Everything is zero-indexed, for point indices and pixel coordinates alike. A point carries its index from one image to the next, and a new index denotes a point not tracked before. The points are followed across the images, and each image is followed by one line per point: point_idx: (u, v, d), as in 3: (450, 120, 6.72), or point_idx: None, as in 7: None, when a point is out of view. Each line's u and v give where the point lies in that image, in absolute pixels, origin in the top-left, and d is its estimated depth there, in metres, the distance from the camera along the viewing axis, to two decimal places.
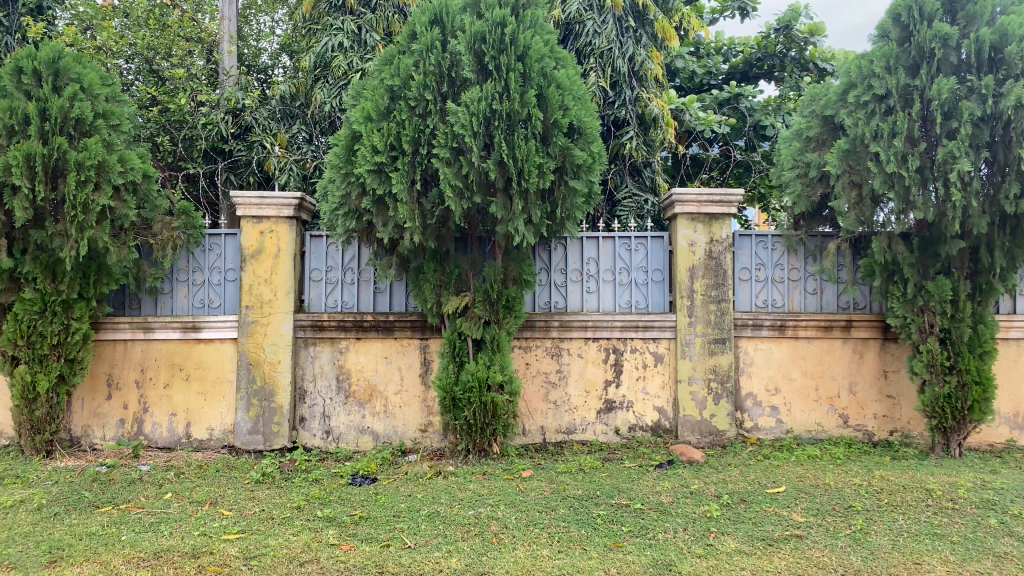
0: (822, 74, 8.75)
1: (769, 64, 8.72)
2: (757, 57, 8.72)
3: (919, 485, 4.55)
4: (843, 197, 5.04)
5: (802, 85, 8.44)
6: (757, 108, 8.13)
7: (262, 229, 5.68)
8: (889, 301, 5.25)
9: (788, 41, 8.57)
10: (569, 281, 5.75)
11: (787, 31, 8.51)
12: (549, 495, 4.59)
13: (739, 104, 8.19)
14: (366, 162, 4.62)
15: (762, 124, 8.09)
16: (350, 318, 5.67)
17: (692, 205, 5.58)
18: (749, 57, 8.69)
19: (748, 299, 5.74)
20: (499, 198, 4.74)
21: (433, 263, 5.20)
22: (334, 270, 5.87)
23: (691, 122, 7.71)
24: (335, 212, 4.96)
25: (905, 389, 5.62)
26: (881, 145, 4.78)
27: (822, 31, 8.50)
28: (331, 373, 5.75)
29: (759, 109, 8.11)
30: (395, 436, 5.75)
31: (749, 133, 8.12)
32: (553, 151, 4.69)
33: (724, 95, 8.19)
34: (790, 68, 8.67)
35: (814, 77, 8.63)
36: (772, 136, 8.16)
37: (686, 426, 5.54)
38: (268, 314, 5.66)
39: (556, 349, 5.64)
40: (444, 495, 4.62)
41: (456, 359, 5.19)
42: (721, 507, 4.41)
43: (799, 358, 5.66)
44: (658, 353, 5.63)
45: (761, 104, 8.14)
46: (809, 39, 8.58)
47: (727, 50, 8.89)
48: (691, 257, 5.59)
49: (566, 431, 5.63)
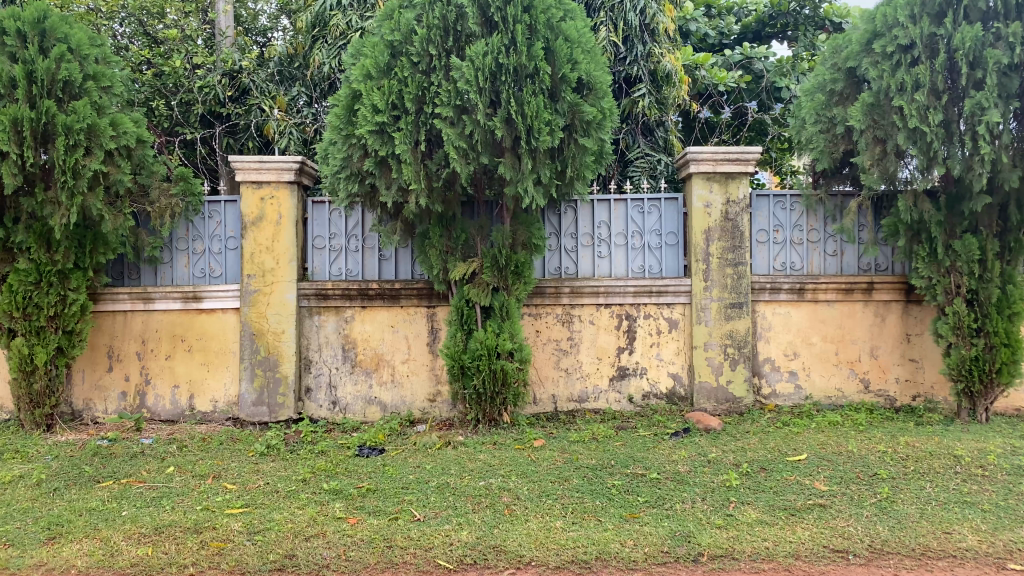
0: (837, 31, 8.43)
1: (783, 23, 8.42)
2: (769, 15, 8.42)
3: (946, 451, 4.37)
4: (866, 153, 4.81)
5: (817, 44, 8.15)
6: (771, 69, 7.81)
7: (262, 194, 5.50)
8: (913, 261, 5.05)
9: None
10: (580, 246, 5.56)
11: None
12: (563, 465, 4.44)
13: (753, 65, 7.90)
14: (367, 122, 4.44)
15: (776, 86, 7.80)
16: (355, 286, 5.50)
17: (708, 164, 5.37)
18: (761, 15, 8.38)
19: (766, 262, 5.56)
20: (507, 157, 4.55)
21: (439, 229, 5.00)
22: (338, 237, 5.70)
23: (702, 80, 7.56)
24: (336, 175, 4.79)
25: (929, 352, 5.42)
26: (904, 99, 4.56)
27: None
28: (336, 343, 5.61)
29: (774, 70, 7.82)
30: (403, 406, 5.61)
31: (762, 94, 7.84)
32: (562, 108, 4.51)
33: (737, 56, 7.90)
34: (804, 27, 8.38)
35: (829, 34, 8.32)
36: (787, 98, 7.83)
37: (701, 393, 5.38)
38: (271, 283, 5.50)
39: (567, 316, 5.46)
40: (454, 466, 4.48)
41: (464, 328, 5.02)
42: (741, 476, 4.26)
43: (818, 322, 5.47)
44: (672, 319, 5.46)
45: (774, 64, 7.84)
46: None
47: (738, 10, 8.60)
48: (707, 219, 5.39)
49: (578, 399, 5.48)
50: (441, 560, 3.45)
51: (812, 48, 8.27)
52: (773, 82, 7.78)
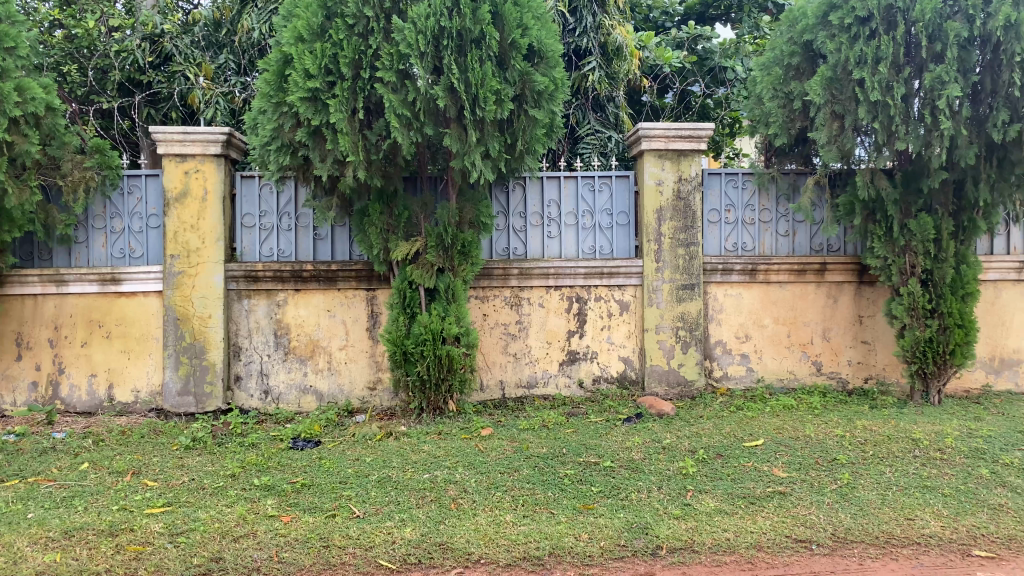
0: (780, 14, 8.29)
1: (727, 4, 8.24)
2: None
3: (904, 435, 4.27)
4: (823, 130, 4.67)
5: (762, 26, 8.01)
6: (716, 52, 7.61)
7: (186, 168, 5.11)
8: (869, 241, 4.95)
9: None
10: (528, 226, 5.32)
11: None
12: (512, 455, 4.19)
13: (698, 46, 7.69)
14: (299, 88, 4.11)
15: (721, 69, 7.59)
16: (288, 268, 5.15)
17: (660, 141, 5.16)
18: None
19: (718, 243, 5.39)
20: (453, 128, 4.26)
21: (379, 205, 4.68)
22: (269, 215, 5.33)
23: (647, 59, 7.36)
24: (266, 146, 4.46)
25: (881, 334, 5.35)
26: (864, 72, 4.43)
27: None
28: (268, 328, 5.26)
29: (718, 52, 7.60)
30: (341, 395, 5.30)
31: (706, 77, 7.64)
32: (510, 77, 4.25)
33: (682, 36, 7.69)
34: (748, 9, 8.20)
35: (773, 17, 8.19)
36: (731, 81, 7.63)
37: (653, 377, 5.20)
38: (196, 264, 5.12)
39: (515, 299, 5.21)
40: (396, 458, 4.20)
41: (407, 311, 4.72)
42: (697, 463, 4.07)
43: (771, 304, 5.34)
44: (623, 301, 5.26)
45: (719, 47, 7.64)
46: None
47: None
48: (659, 197, 5.19)
49: (526, 385, 5.25)
50: (384, 560, 3.17)
51: (756, 32, 8.09)
52: (717, 65, 7.58)
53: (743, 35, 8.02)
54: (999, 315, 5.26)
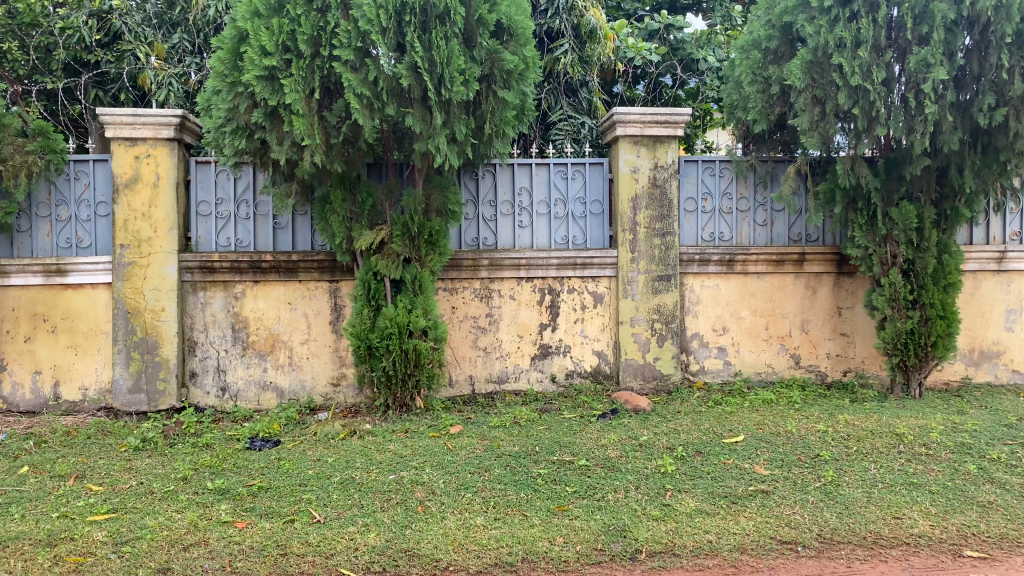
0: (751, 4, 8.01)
1: None
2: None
3: (888, 430, 4.13)
4: (804, 115, 4.51)
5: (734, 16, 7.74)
6: (689, 41, 7.36)
7: (136, 153, 4.82)
8: (849, 230, 4.81)
9: None
10: (498, 215, 5.10)
11: None
12: (482, 454, 3.98)
13: (669, 36, 7.44)
14: (255, 66, 3.87)
15: (693, 59, 7.35)
16: (245, 258, 4.89)
17: (635, 126, 4.97)
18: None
19: (694, 232, 5.22)
20: (418, 109, 4.04)
21: (342, 192, 4.44)
22: (225, 203, 5.07)
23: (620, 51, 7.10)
24: (220, 128, 4.20)
25: (860, 326, 5.22)
26: (845, 56, 4.27)
27: None
28: (225, 322, 4.99)
29: (690, 41, 7.35)
30: (303, 392, 5.06)
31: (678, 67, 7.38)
32: (478, 56, 4.03)
33: (653, 26, 7.44)
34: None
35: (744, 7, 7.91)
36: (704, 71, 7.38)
37: (628, 371, 5.02)
38: (148, 254, 4.85)
39: (485, 290, 5.00)
40: (360, 458, 3.97)
41: (371, 303, 4.49)
42: (676, 460, 3.88)
43: (749, 296, 5.18)
44: (597, 292, 5.08)
45: (691, 36, 7.38)
46: None
47: None
48: (634, 185, 5.00)
49: (497, 380, 5.04)
50: (345, 568, 2.95)
51: (728, 20, 7.83)
52: (689, 55, 7.32)
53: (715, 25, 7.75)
54: (978, 306, 5.16)
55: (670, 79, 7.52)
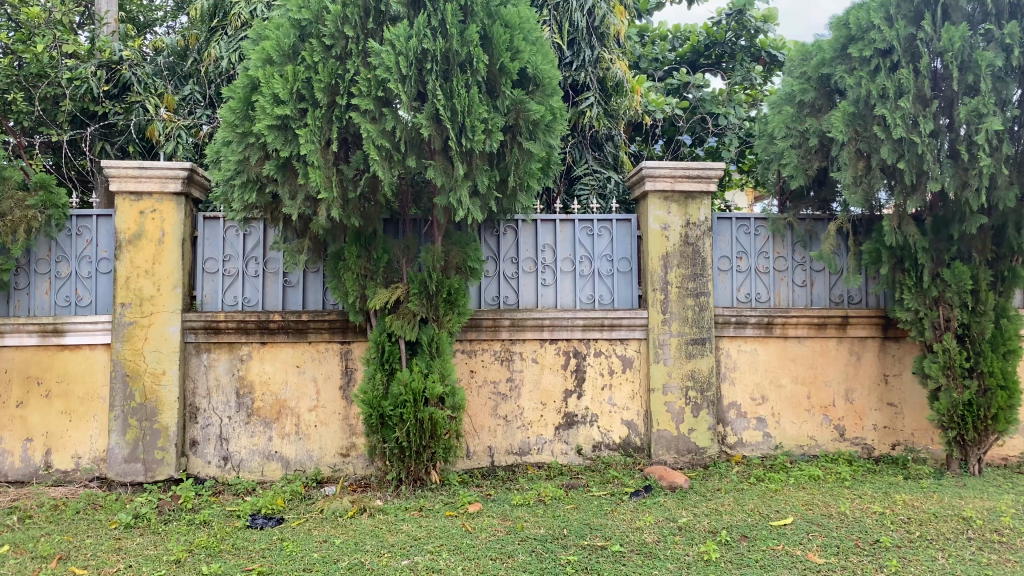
0: (772, 64, 7.65)
1: (717, 53, 7.56)
2: (704, 44, 7.56)
3: (953, 513, 3.73)
4: (848, 169, 4.20)
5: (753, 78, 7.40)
6: (709, 99, 7.09)
7: (142, 208, 4.61)
8: (897, 292, 4.48)
9: (739, 27, 7.44)
10: (521, 273, 4.82)
11: (738, 16, 7.38)
12: (503, 538, 3.61)
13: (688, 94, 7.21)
14: (267, 115, 3.65)
15: (712, 116, 7.09)
16: (253, 318, 4.61)
17: (665, 181, 4.72)
18: (696, 45, 7.50)
19: (729, 293, 4.91)
20: (439, 161, 3.79)
21: (356, 248, 4.17)
22: (233, 260, 4.81)
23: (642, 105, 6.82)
24: (229, 181, 3.97)
25: (908, 395, 4.86)
26: (887, 107, 3.99)
27: (775, 18, 7.44)
28: (229, 386, 4.69)
29: (710, 100, 7.12)
30: (310, 463, 4.71)
31: (697, 127, 7.12)
32: (502, 106, 3.78)
33: (673, 82, 7.22)
34: (740, 57, 7.51)
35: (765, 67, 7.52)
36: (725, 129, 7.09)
37: (660, 443, 4.66)
38: (150, 314, 4.58)
39: (506, 354, 4.69)
40: (370, 540, 3.59)
41: (385, 368, 4.17)
42: (720, 547, 3.48)
43: (788, 362, 4.85)
44: (626, 357, 4.76)
45: (711, 95, 7.13)
46: (761, 27, 7.48)
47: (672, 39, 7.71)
48: (665, 243, 4.72)
49: (518, 452, 4.69)
50: None
51: (750, 80, 7.53)
52: (709, 113, 7.07)
53: (733, 85, 7.38)
54: None
55: (690, 138, 7.23)
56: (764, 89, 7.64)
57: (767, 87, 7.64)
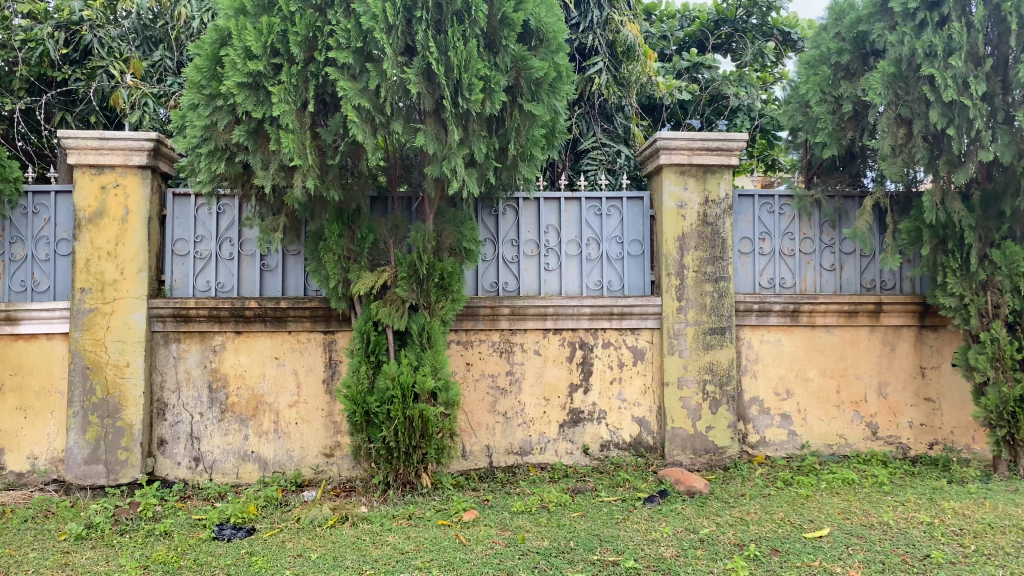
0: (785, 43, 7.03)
1: (726, 32, 6.91)
2: (713, 21, 6.91)
3: (1012, 523, 3.28)
4: (888, 137, 3.77)
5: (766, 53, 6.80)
6: (719, 79, 6.55)
7: (103, 183, 4.16)
8: (939, 276, 4.04)
9: (750, 4, 6.83)
10: (522, 255, 4.38)
11: None
12: (501, 551, 3.16)
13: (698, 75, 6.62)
14: (236, 72, 3.22)
15: (721, 97, 6.57)
16: (226, 305, 4.18)
17: (682, 154, 4.27)
18: (705, 23, 6.83)
19: (750, 278, 4.47)
20: (430, 125, 3.34)
21: (338, 226, 3.74)
22: (206, 242, 4.37)
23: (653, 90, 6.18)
24: (195, 149, 3.53)
25: (948, 390, 4.42)
26: (935, 65, 3.56)
27: None
28: (201, 380, 4.26)
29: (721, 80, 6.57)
30: (289, 464, 4.29)
31: (703, 109, 6.57)
32: (501, 63, 3.33)
33: (682, 62, 6.61)
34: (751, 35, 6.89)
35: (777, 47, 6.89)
36: (733, 115, 6.60)
37: (675, 443, 4.23)
38: (112, 300, 4.14)
39: (506, 345, 4.26)
40: (350, 554, 3.15)
41: (371, 360, 3.74)
42: (748, 562, 3.02)
43: (816, 354, 4.41)
44: (638, 348, 4.32)
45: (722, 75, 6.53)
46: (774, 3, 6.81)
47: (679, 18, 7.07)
48: (681, 222, 4.29)
49: (518, 452, 4.26)
50: None
51: (762, 59, 6.96)
52: (718, 91, 6.52)
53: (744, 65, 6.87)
54: None
55: (697, 122, 6.67)
56: (773, 70, 7.11)
57: (779, 68, 7.10)
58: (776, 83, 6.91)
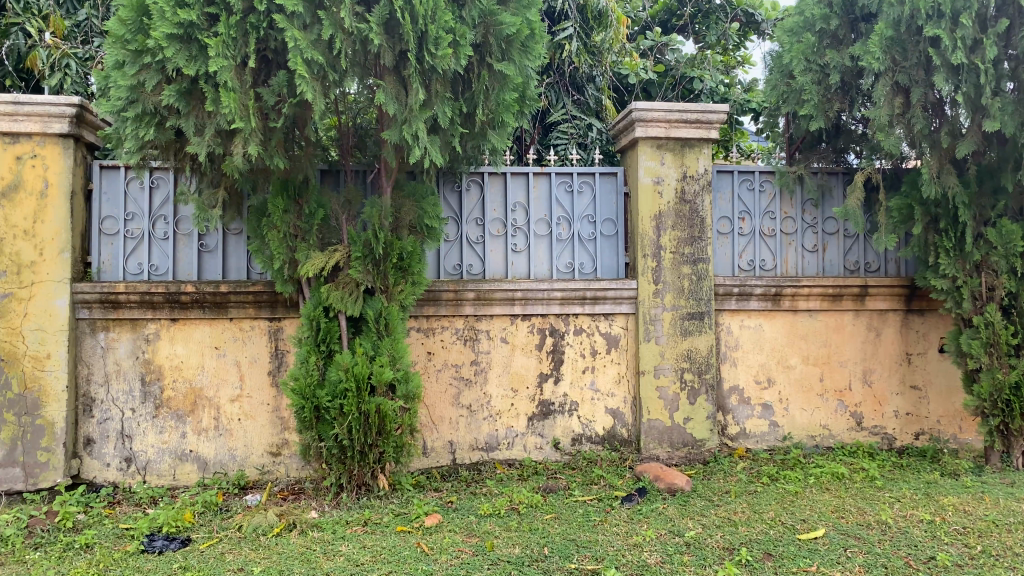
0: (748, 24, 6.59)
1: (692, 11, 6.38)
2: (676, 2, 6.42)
3: (1017, 520, 3.05)
4: (883, 106, 3.51)
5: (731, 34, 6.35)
6: (684, 62, 6.00)
7: (19, 152, 3.71)
8: (930, 257, 3.81)
9: None
10: (486, 235, 4.04)
11: None
12: (468, 560, 2.83)
13: (662, 56, 6.06)
14: (164, 22, 2.81)
15: (685, 80, 6.00)
16: (160, 290, 3.78)
17: (659, 126, 3.97)
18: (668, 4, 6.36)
19: (729, 260, 4.20)
20: (389, 85, 2.99)
21: (284, 201, 3.36)
22: (137, 220, 3.95)
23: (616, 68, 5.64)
24: (119, 113, 3.12)
25: (934, 377, 4.21)
26: (942, 26, 3.28)
27: None
28: (132, 373, 3.85)
29: (686, 63, 6.04)
30: (232, 464, 3.91)
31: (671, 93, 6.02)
32: (469, 17, 2.99)
33: (646, 42, 6.05)
34: (716, 17, 6.38)
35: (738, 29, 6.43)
36: (699, 98, 6.09)
37: (651, 436, 3.94)
38: (30, 284, 3.70)
39: (470, 333, 3.92)
40: (297, 567, 2.80)
41: (321, 349, 3.38)
42: (741, 569, 2.74)
43: (799, 340, 4.16)
44: (611, 335, 4.03)
45: (687, 57, 6.02)
46: None
47: None
48: (658, 200, 3.99)
49: (483, 447, 3.94)
50: None
51: (725, 42, 6.48)
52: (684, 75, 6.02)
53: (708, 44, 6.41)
54: None
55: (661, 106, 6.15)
56: (736, 54, 6.62)
57: (741, 51, 6.64)
58: (739, 68, 6.47)
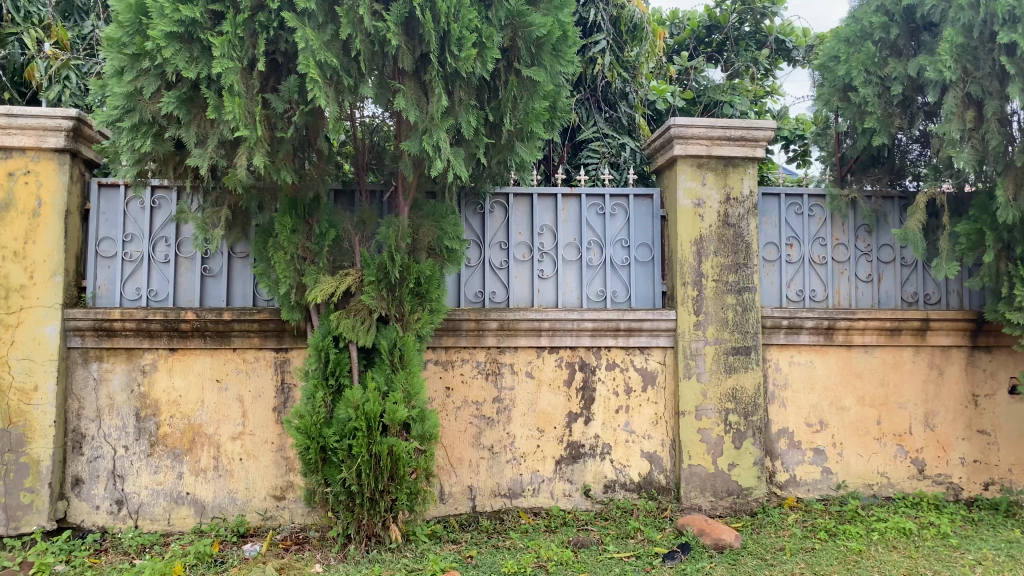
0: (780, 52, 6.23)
1: (721, 38, 6.04)
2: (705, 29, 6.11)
3: None
4: (954, 120, 3.19)
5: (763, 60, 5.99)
6: (711, 89, 5.66)
7: (11, 168, 3.45)
8: (1004, 287, 3.44)
9: (743, 9, 5.97)
10: (511, 260, 3.73)
11: None
12: None
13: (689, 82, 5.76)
14: (164, 20, 2.55)
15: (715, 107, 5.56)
16: (158, 316, 3.48)
17: (700, 144, 3.65)
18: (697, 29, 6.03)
19: (776, 290, 3.85)
20: (408, 91, 2.70)
21: (292, 219, 3.07)
22: (136, 242, 3.67)
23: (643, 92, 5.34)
24: (112, 122, 2.85)
25: (1004, 420, 3.82)
26: (1019, 31, 2.99)
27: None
28: (126, 407, 3.55)
29: (714, 89, 5.70)
30: (232, 508, 3.58)
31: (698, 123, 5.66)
32: (495, 18, 2.71)
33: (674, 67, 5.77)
34: (746, 44, 6.03)
35: (770, 57, 6.06)
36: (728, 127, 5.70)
37: (692, 484, 3.57)
38: (19, 310, 3.43)
39: (492, 367, 3.59)
40: None
41: (329, 383, 3.05)
42: None
43: (853, 378, 3.79)
44: (647, 371, 3.68)
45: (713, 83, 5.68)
46: (768, 8, 5.97)
47: (667, 26, 6.26)
48: (698, 223, 3.66)
49: (506, 494, 3.59)
50: None
51: (755, 69, 6.10)
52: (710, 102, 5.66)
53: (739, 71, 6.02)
54: None
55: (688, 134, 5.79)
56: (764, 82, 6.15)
57: (769, 80, 6.20)
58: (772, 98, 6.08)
